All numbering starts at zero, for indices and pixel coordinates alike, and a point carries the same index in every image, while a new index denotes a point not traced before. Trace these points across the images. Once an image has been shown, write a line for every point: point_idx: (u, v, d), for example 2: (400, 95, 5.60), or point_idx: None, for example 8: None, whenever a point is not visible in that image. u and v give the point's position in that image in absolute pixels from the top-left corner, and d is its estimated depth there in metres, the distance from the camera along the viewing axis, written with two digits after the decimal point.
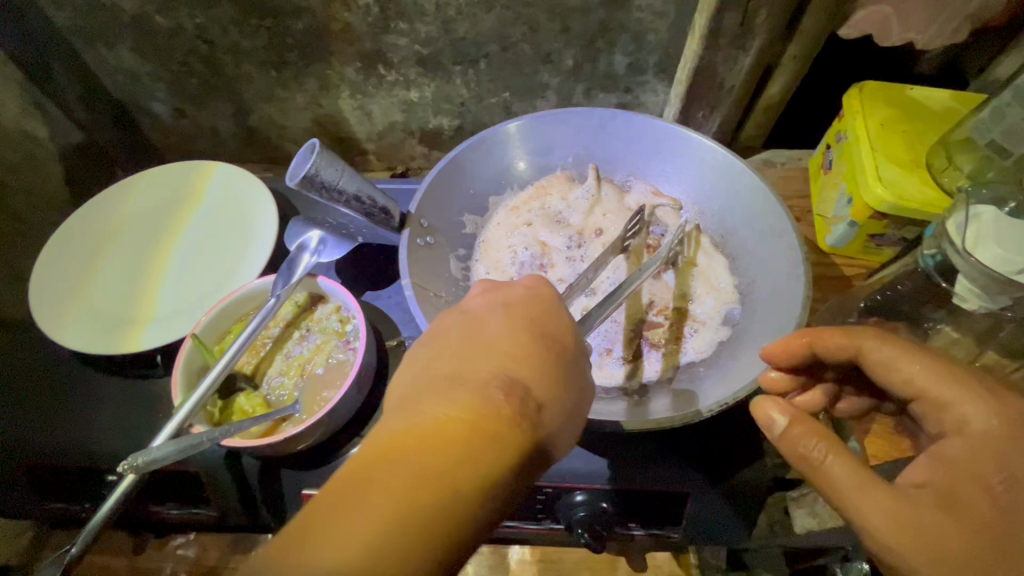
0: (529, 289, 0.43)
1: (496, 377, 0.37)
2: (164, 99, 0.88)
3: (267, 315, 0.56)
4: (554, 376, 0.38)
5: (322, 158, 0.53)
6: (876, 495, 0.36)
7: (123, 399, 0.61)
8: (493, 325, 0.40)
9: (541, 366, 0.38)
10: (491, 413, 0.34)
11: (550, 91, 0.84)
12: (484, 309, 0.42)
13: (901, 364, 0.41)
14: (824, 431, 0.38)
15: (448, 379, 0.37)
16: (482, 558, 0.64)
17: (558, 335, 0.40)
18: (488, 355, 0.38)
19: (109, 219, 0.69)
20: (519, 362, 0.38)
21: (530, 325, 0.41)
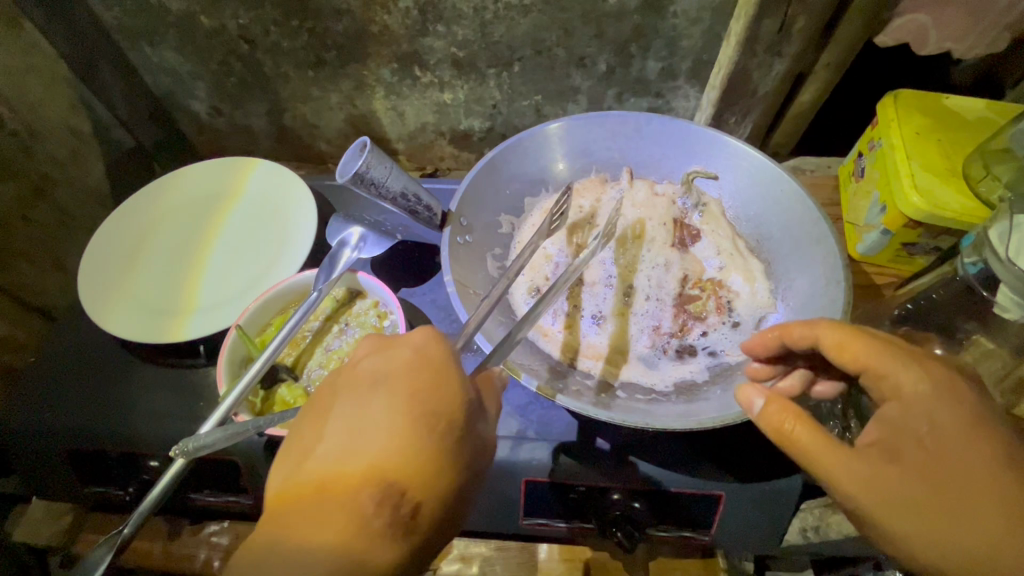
0: (416, 360, 0.43)
1: (377, 471, 0.39)
2: (203, 98, 0.90)
3: (309, 309, 0.58)
4: (434, 461, 0.40)
5: (372, 155, 0.53)
6: (839, 453, 0.40)
7: (166, 387, 0.62)
8: (375, 405, 0.42)
9: (422, 454, 0.40)
10: (425, 446, 0.40)
11: (581, 95, 0.85)
12: (366, 381, 0.43)
13: (854, 346, 0.43)
14: (791, 405, 0.42)
15: (338, 469, 0.39)
16: (511, 555, 0.65)
17: (429, 412, 0.41)
18: (379, 439, 0.40)
19: (153, 213, 0.71)
20: (403, 452, 0.40)
21: (397, 399, 0.42)
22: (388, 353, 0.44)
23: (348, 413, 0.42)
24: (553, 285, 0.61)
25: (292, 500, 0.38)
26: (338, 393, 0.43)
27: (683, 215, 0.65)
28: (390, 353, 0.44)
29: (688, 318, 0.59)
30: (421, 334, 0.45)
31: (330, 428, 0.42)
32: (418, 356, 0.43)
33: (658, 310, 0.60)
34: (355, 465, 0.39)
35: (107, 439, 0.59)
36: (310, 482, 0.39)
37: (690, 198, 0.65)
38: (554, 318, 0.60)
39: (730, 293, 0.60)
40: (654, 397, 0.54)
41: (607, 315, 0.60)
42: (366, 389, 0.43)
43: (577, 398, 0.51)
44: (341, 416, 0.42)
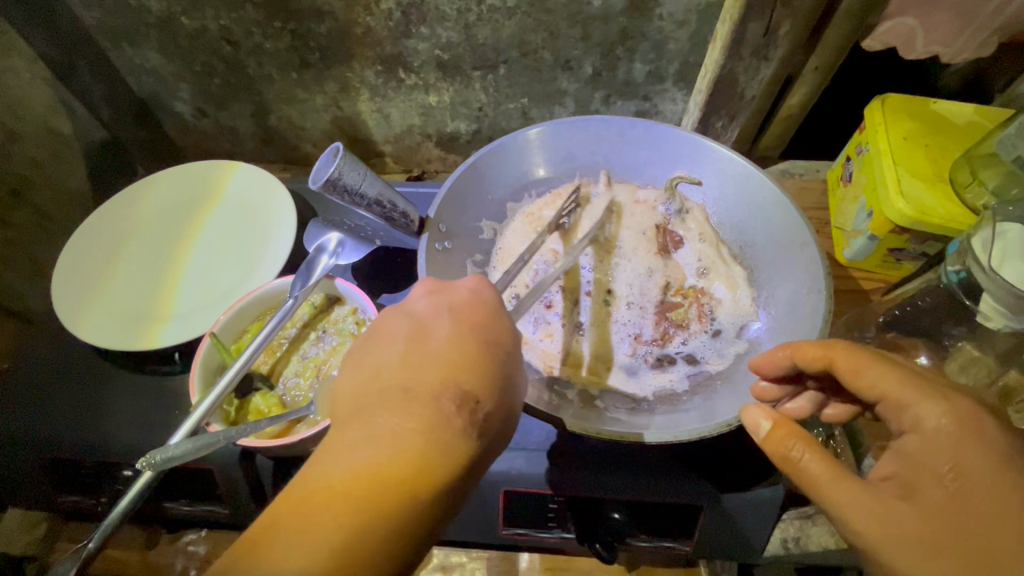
0: (476, 293, 0.45)
1: (449, 381, 0.40)
2: (186, 99, 0.89)
3: (285, 316, 0.57)
4: (499, 378, 0.41)
5: (345, 162, 0.53)
6: (848, 486, 0.38)
7: (141, 395, 0.61)
8: (442, 328, 0.42)
9: (488, 368, 0.41)
10: (440, 427, 0.38)
11: (568, 98, 0.85)
12: (430, 308, 0.44)
13: (868, 370, 0.41)
14: (801, 432, 0.40)
15: (411, 378, 0.40)
16: (492, 564, 0.64)
17: (496, 337, 0.43)
18: (443, 355, 0.41)
19: (131, 217, 0.70)
20: (468, 366, 0.40)
21: (464, 324, 0.43)
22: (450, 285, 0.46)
23: (417, 330, 0.43)
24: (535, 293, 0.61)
25: (363, 405, 0.39)
26: (399, 318, 0.44)
27: (667, 221, 0.64)
28: (452, 285, 0.45)
29: (670, 326, 0.59)
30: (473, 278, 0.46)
31: (398, 347, 0.42)
32: (476, 293, 0.45)
33: (639, 318, 0.59)
34: (426, 376, 0.40)
35: (78, 448, 0.57)
36: (384, 390, 0.40)
37: (674, 203, 0.65)
38: (534, 326, 0.59)
39: (712, 300, 0.59)
40: (633, 407, 0.53)
41: (588, 323, 0.59)
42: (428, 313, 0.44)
43: (553, 408, 0.51)
44: (405, 338, 0.42)
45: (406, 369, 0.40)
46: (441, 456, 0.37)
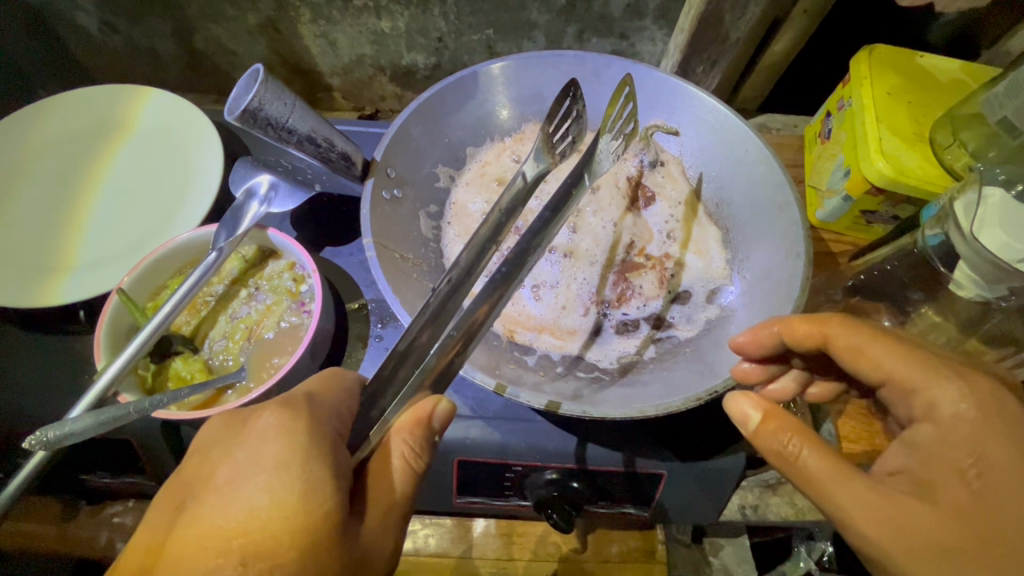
0: (284, 423, 0.37)
1: (248, 545, 0.33)
2: (89, 10, 0.75)
3: (208, 271, 0.50)
4: (319, 533, 0.34)
5: (266, 88, 0.45)
6: (854, 486, 0.36)
7: (41, 358, 0.53)
8: (244, 480, 0.35)
9: (302, 523, 0.34)
10: (290, 509, 0.34)
11: (537, 32, 0.76)
12: (232, 449, 0.37)
13: (871, 349, 0.41)
14: (797, 425, 0.38)
15: (200, 549, 0.33)
16: (445, 531, 0.62)
17: (321, 474, 0.36)
18: (245, 517, 0.34)
19: (22, 147, 0.59)
20: (279, 521, 0.34)
21: (277, 465, 0.35)
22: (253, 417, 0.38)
23: (208, 487, 0.36)
24: None
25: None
26: (191, 466, 0.37)
27: (639, 174, 0.60)
28: (248, 422, 0.38)
29: (630, 289, 0.55)
30: (274, 407, 0.38)
31: (182, 513, 0.35)
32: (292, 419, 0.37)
33: (601, 278, 0.55)
34: (212, 547, 0.33)
35: None
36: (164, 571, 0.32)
37: (648, 154, 0.60)
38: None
39: (679, 264, 0.56)
40: (597, 375, 0.49)
41: (551, 282, 0.55)
42: (220, 460, 0.37)
43: (511, 379, 0.46)
44: (192, 502, 0.36)
45: (189, 543, 0.33)
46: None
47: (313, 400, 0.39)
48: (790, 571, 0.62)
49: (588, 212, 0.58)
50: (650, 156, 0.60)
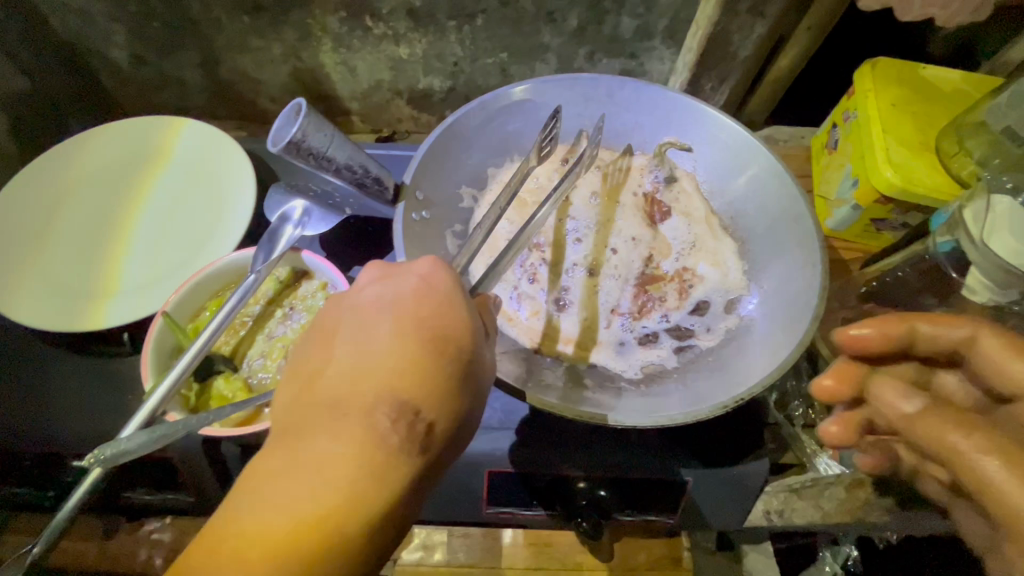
0: (416, 289, 0.38)
1: (379, 388, 0.34)
2: (122, 44, 0.79)
3: (247, 292, 0.52)
4: (445, 384, 0.35)
5: (309, 122, 0.48)
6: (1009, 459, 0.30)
7: (86, 379, 0.56)
8: (378, 332, 0.36)
9: (431, 375, 0.35)
10: (418, 361, 0.35)
11: (550, 54, 0.79)
12: (370, 309, 0.38)
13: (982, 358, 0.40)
14: (957, 418, 0.34)
15: (333, 393, 0.34)
16: (475, 541, 0.63)
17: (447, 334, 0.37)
18: (374, 370, 0.35)
19: (65, 177, 0.62)
20: (407, 376, 0.34)
21: (407, 325, 0.37)
22: (387, 278, 0.39)
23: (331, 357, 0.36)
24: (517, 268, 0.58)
25: (272, 448, 0.33)
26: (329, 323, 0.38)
27: (655, 190, 0.62)
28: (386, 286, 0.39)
29: (648, 301, 0.56)
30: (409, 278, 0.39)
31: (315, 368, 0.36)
32: (423, 282, 0.38)
33: (623, 292, 0.57)
34: (344, 397, 0.34)
35: (16, 438, 0.52)
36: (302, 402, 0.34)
37: (662, 170, 0.62)
38: (518, 303, 0.56)
39: (697, 275, 0.57)
40: (623, 385, 0.51)
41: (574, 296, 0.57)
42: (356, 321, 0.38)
43: (537, 388, 0.48)
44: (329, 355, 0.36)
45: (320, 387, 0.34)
46: (382, 477, 0.32)
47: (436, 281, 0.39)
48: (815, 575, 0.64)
49: (607, 229, 0.60)
50: (666, 169, 0.62)
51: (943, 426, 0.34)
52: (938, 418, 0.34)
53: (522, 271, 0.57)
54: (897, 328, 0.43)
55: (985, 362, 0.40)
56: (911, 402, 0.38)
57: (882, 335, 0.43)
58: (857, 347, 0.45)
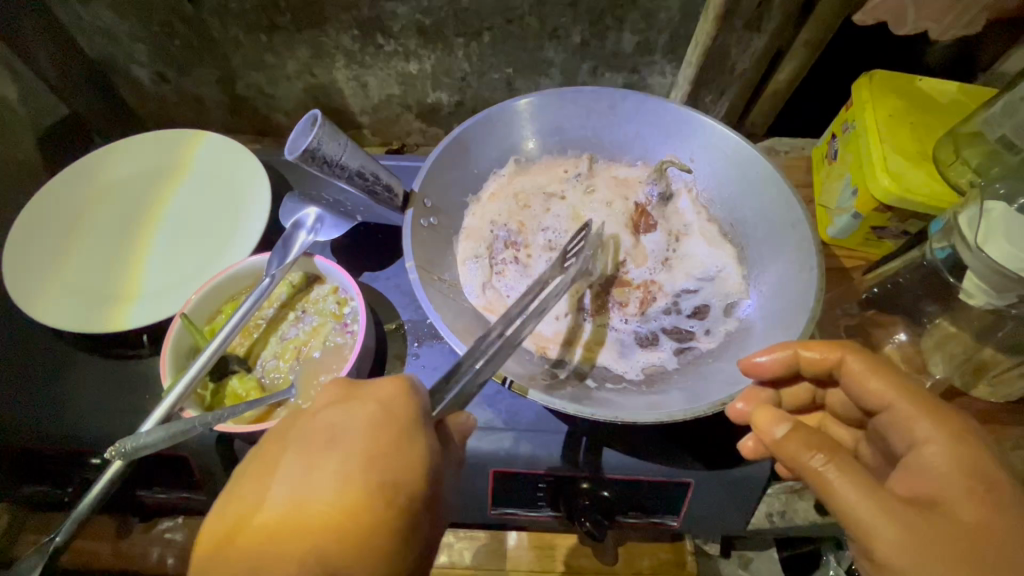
0: (376, 419, 0.37)
1: (322, 550, 0.33)
2: (145, 63, 0.83)
3: (262, 295, 0.54)
4: (389, 549, 0.35)
5: (323, 131, 0.50)
6: (854, 482, 0.38)
7: (107, 379, 0.58)
8: (324, 467, 0.35)
9: (376, 533, 0.34)
10: (364, 518, 0.34)
11: (554, 69, 0.81)
12: (321, 440, 0.37)
13: (874, 380, 0.45)
14: (821, 442, 0.40)
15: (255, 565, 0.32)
16: (480, 543, 0.64)
17: (406, 464, 0.36)
18: (311, 534, 0.34)
19: (90, 187, 0.65)
20: (347, 537, 0.34)
21: (358, 465, 0.36)
22: (347, 408, 0.38)
23: (272, 495, 0.35)
24: (499, 262, 0.59)
25: None
26: (260, 459, 0.37)
27: (648, 203, 0.63)
28: (339, 404, 0.39)
29: (611, 303, 0.58)
30: (365, 398, 0.38)
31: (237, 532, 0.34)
32: (384, 411, 0.37)
33: (613, 298, 0.58)
34: (316, 515, 0.34)
35: (38, 436, 0.54)
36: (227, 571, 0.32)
37: (658, 185, 0.63)
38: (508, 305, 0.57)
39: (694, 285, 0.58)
40: (624, 385, 0.52)
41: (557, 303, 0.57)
42: (284, 468, 0.36)
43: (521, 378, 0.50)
44: (251, 518, 0.34)
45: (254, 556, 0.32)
46: None
47: (395, 407, 0.38)
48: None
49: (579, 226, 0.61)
50: (659, 170, 0.62)
51: (805, 449, 0.40)
52: (803, 440, 0.40)
53: (497, 269, 0.58)
54: (788, 355, 0.48)
55: (848, 383, 0.47)
56: (781, 426, 0.42)
57: (778, 362, 0.47)
58: (755, 373, 0.48)
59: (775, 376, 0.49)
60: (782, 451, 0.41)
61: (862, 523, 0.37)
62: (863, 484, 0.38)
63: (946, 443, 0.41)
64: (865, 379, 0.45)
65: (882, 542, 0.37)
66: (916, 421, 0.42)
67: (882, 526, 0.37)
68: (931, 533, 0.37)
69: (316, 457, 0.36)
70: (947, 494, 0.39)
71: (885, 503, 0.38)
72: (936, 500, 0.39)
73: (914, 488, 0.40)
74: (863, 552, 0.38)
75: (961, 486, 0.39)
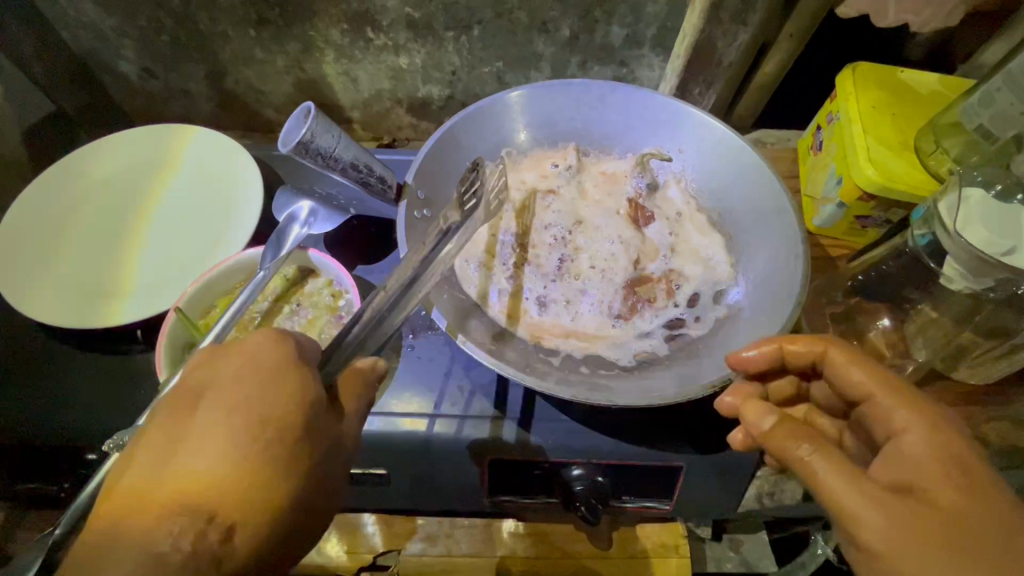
0: (240, 367, 0.39)
1: (225, 474, 0.36)
2: (131, 58, 0.82)
3: (256, 288, 0.54)
4: (291, 457, 0.37)
5: (317, 123, 0.50)
6: (839, 473, 0.39)
7: (99, 375, 0.58)
8: (212, 415, 0.37)
9: (278, 450, 0.37)
10: (263, 442, 0.37)
11: (543, 62, 0.82)
12: (191, 397, 0.39)
13: (854, 371, 0.46)
14: (806, 433, 0.41)
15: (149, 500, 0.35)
16: (477, 531, 0.65)
17: (272, 392, 0.38)
18: (211, 462, 0.36)
19: (78, 184, 0.65)
20: (249, 460, 0.36)
21: (224, 407, 0.38)
22: (213, 363, 0.40)
23: (181, 442, 0.37)
24: (504, 262, 0.60)
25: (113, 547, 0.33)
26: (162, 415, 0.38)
27: (638, 195, 0.64)
28: (222, 357, 0.40)
29: (641, 303, 0.58)
30: (250, 343, 0.40)
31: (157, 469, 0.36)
32: (250, 361, 0.39)
33: (612, 294, 0.59)
34: (194, 455, 0.36)
35: (33, 433, 0.54)
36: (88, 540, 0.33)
37: (644, 177, 0.65)
38: (501, 296, 0.58)
39: (683, 275, 0.59)
40: (617, 372, 0.53)
41: (554, 297, 0.58)
42: (190, 419, 0.38)
43: (525, 370, 0.51)
44: (131, 475, 0.36)
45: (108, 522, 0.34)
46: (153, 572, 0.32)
47: (256, 353, 0.40)
48: (809, 560, 0.64)
49: (580, 225, 0.63)
50: (643, 162, 0.65)
51: (790, 440, 0.41)
52: (788, 432, 0.42)
53: (504, 270, 0.59)
54: (774, 350, 0.49)
55: (832, 375, 0.48)
56: (767, 419, 0.44)
57: (765, 356, 0.48)
58: (743, 367, 0.49)
59: (760, 370, 0.50)
60: (769, 442, 0.43)
61: (847, 511, 0.39)
62: (847, 472, 0.39)
63: (921, 430, 0.42)
64: (845, 372, 0.46)
65: (866, 528, 0.38)
66: (897, 411, 0.43)
67: (866, 512, 0.38)
68: (911, 518, 0.38)
69: (215, 399, 0.38)
70: (926, 482, 0.40)
71: (867, 490, 0.39)
72: (914, 487, 0.40)
73: (895, 475, 0.41)
74: (849, 537, 0.40)
75: (937, 472, 0.40)
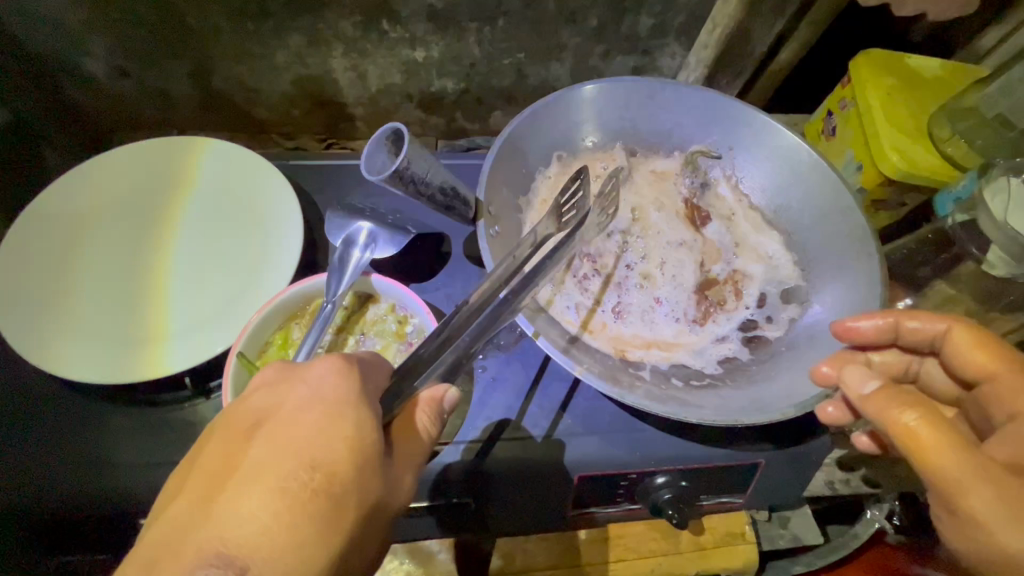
0: (304, 397, 0.37)
1: (268, 520, 0.31)
2: (100, 55, 0.71)
3: (325, 323, 0.50)
4: (341, 506, 0.33)
5: (411, 150, 0.50)
6: (937, 437, 0.39)
7: (143, 430, 0.52)
8: (264, 451, 0.34)
9: (329, 496, 0.33)
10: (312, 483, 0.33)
11: (566, 53, 0.79)
12: (247, 424, 0.36)
13: (977, 353, 0.46)
14: (907, 399, 0.41)
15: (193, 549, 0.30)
16: (551, 544, 0.62)
17: (337, 426, 0.36)
18: (256, 500, 0.32)
19: (80, 212, 0.56)
20: (293, 505, 0.32)
21: (278, 440, 0.35)
22: (279, 393, 0.38)
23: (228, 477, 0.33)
24: (574, 270, 0.58)
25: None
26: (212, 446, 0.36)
27: (692, 195, 0.64)
28: (287, 384, 0.38)
29: (711, 306, 0.58)
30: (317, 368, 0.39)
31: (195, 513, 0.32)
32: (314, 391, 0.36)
33: (683, 299, 0.58)
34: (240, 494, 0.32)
35: (76, 504, 0.48)
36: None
37: (696, 176, 0.64)
38: (575, 309, 0.56)
39: (747, 275, 0.60)
40: (707, 381, 0.53)
41: (628, 306, 0.57)
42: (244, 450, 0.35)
43: (619, 385, 0.50)
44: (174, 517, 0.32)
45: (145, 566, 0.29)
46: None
47: (321, 383, 0.37)
48: (864, 530, 0.69)
49: (637, 224, 0.62)
50: (695, 161, 0.64)
51: (890, 403, 0.41)
52: (892, 397, 0.42)
53: (575, 281, 0.58)
54: (890, 323, 0.50)
55: (949, 354, 0.48)
56: (868, 384, 0.44)
57: (879, 327, 0.50)
58: (850, 337, 0.51)
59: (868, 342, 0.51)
60: (867, 406, 0.43)
61: (951, 481, 0.39)
62: (952, 441, 0.39)
63: None
64: (969, 351, 0.46)
65: (974, 498, 0.38)
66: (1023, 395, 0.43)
67: (974, 483, 0.38)
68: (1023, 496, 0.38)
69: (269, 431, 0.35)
70: None
71: (975, 461, 0.39)
72: None
73: (1012, 452, 0.41)
74: (950, 506, 0.40)
75: None
